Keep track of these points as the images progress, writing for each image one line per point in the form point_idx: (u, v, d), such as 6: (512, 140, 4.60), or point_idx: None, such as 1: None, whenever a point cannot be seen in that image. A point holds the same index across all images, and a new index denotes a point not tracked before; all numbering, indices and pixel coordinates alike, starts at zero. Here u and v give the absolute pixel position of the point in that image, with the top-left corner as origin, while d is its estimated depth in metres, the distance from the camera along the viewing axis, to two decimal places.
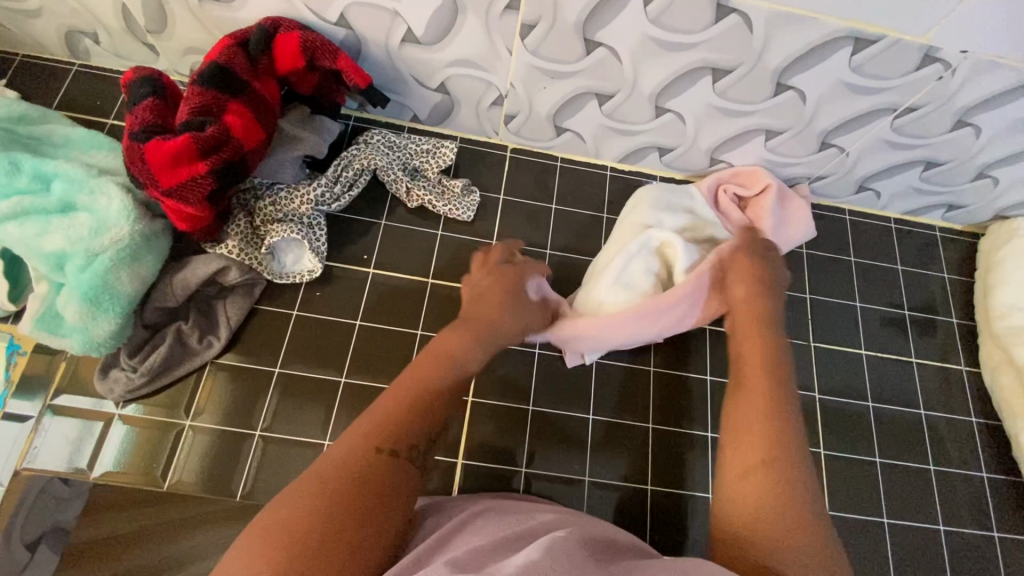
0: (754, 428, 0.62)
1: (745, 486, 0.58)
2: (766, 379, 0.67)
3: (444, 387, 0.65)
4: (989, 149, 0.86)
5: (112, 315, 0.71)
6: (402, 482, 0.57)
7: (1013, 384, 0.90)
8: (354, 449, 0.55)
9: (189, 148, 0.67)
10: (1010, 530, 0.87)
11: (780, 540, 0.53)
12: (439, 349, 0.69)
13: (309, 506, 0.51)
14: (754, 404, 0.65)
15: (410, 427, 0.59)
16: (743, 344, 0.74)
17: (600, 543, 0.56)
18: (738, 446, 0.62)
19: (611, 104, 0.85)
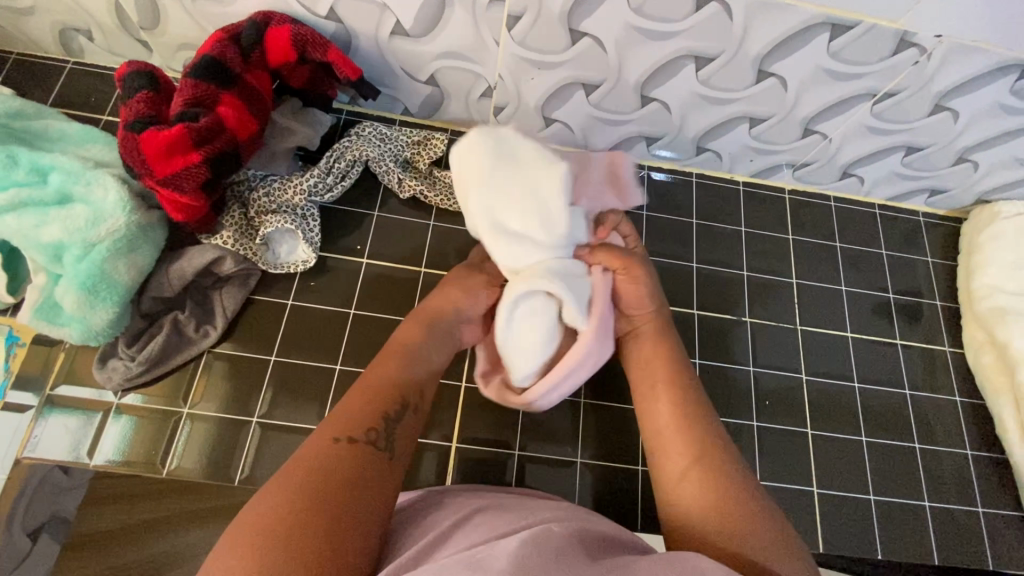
0: (676, 440, 0.67)
1: (683, 487, 0.63)
2: (676, 389, 0.71)
3: (401, 376, 0.68)
4: (967, 133, 0.88)
5: (109, 304, 0.72)
6: (368, 462, 0.58)
7: (994, 363, 0.93)
8: (317, 444, 0.58)
9: (182, 138, 0.69)
10: (994, 506, 0.89)
11: (728, 531, 0.58)
12: (393, 348, 0.72)
13: (279, 495, 0.53)
14: (668, 422, 0.68)
15: (366, 417, 0.62)
16: (645, 352, 0.77)
17: (592, 535, 0.56)
18: (665, 453, 0.67)
19: (597, 94, 0.86)
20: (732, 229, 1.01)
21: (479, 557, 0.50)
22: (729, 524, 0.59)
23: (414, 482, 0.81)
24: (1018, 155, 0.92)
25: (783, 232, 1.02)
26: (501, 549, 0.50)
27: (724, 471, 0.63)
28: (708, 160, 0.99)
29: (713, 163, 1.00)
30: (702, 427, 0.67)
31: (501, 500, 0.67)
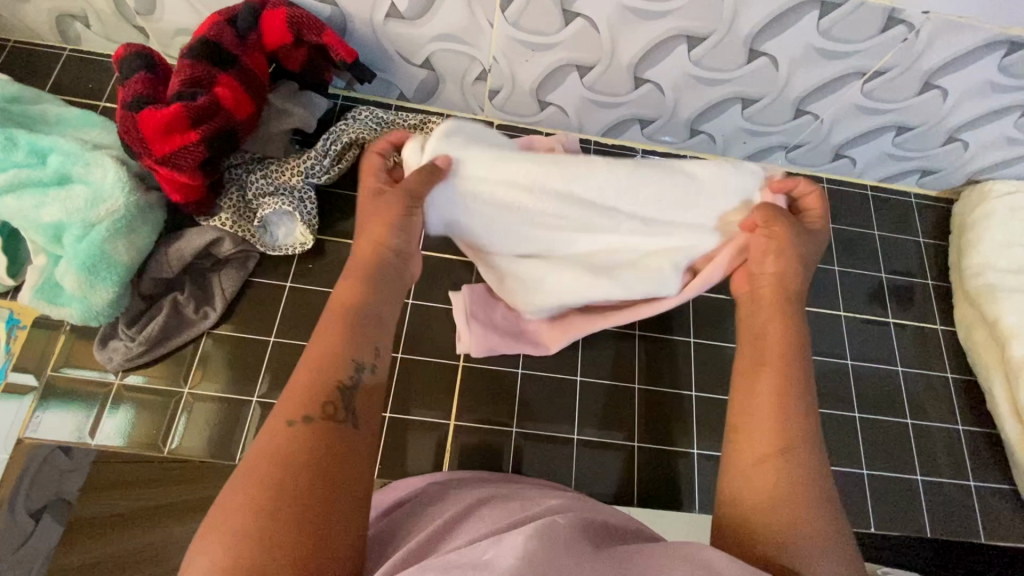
0: (766, 419, 0.62)
1: (753, 466, 0.60)
2: (783, 371, 0.65)
3: (349, 339, 0.61)
4: (957, 111, 0.89)
5: (110, 284, 0.73)
6: (329, 440, 0.53)
7: (985, 339, 0.94)
8: (270, 433, 0.53)
9: (180, 117, 0.69)
10: (986, 480, 0.91)
11: (787, 525, 0.55)
12: (333, 309, 0.64)
13: (240, 495, 0.49)
14: (763, 401, 0.63)
15: (316, 391, 0.56)
16: (763, 326, 0.70)
17: (596, 526, 0.53)
18: (750, 432, 0.62)
19: (591, 76, 0.87)
20: None
21: (480, 555, 0.46)
22: (789, 519, 0.55)
23: (413, 460, 0.82)
24: (1008, 134, 0.93)
25: None
26: (502, 544, 0.46)
27: (812, 473, 0.58)
28: (702, 143, 1.00)
29: (707, 146, 1.01)
30: (796, 416, 0.62)
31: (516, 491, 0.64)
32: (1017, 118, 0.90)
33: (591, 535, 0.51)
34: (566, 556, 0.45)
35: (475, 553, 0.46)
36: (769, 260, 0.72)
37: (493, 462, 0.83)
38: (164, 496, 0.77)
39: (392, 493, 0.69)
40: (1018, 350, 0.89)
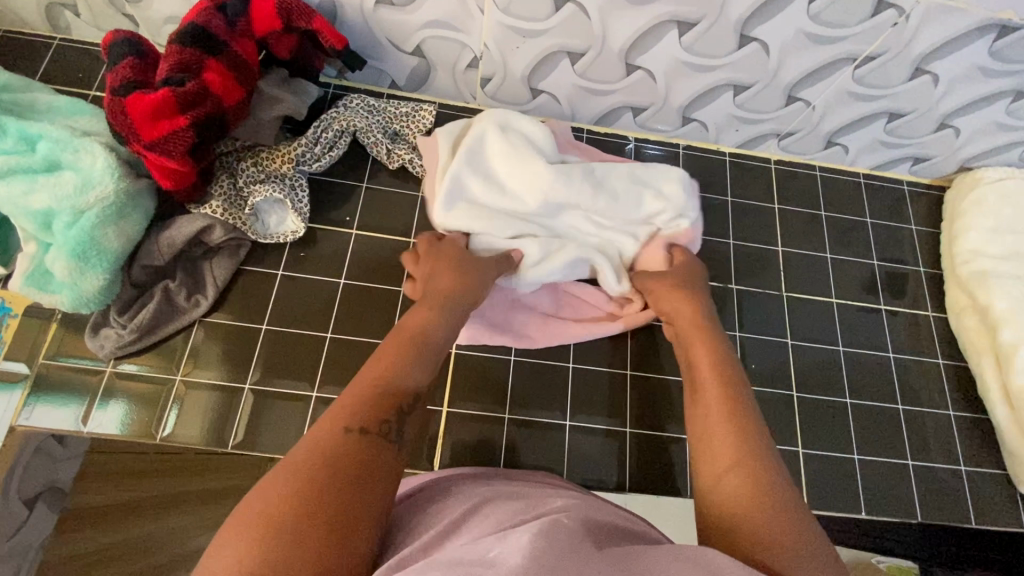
0: (719, 436, 0.62)
1: (712, 473, 0.59)
2: (723, 385, 0.67)
3: (408, 365, 0.64)
4: (948, 97, 0.89)
5: (100, 271, 0.74)
6: (378, 459, 0.53)
7: (976, 325, 0.94)
8: (323, 432, 0.53)
9: (169, 102, 0.69)
10: (977, 464, 0.91)
11: (754, 529, 0.52)
12: (401, 332, 0.69)
13: (279, 482, 0.48)
14: (715, 415, 0.64)
15: (379, 407, 0.57)
16: (693, 355, 0.74)
17: (603, 526, 0.51)
18: (706, 453, 0.61)
19: (583, 62, 0.87)
20: (718, 199, 1.02)
21: (485, 552, 0.44)
22: (758, 518, 0.53)
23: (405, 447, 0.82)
24: (999, 120, 0.93)
25: (769, 202, 1.04)
26: (508, 540, 0.44)
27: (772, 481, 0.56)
28: (694, 131, 1.00)
29: (699, 134, 1.01)
30: (748, 426, 0.62)
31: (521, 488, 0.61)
32: (1009, 103, 0.90)
33: (596, 533, 0.49)
34: (573, 553, 0.43)
35: (480, 550, 0.44)
36: (674, 297, 0.81)
37: (487, 448, 0.83)
38: (160, 488, 0.78)
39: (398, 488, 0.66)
40: (1009, 335, 0.89)
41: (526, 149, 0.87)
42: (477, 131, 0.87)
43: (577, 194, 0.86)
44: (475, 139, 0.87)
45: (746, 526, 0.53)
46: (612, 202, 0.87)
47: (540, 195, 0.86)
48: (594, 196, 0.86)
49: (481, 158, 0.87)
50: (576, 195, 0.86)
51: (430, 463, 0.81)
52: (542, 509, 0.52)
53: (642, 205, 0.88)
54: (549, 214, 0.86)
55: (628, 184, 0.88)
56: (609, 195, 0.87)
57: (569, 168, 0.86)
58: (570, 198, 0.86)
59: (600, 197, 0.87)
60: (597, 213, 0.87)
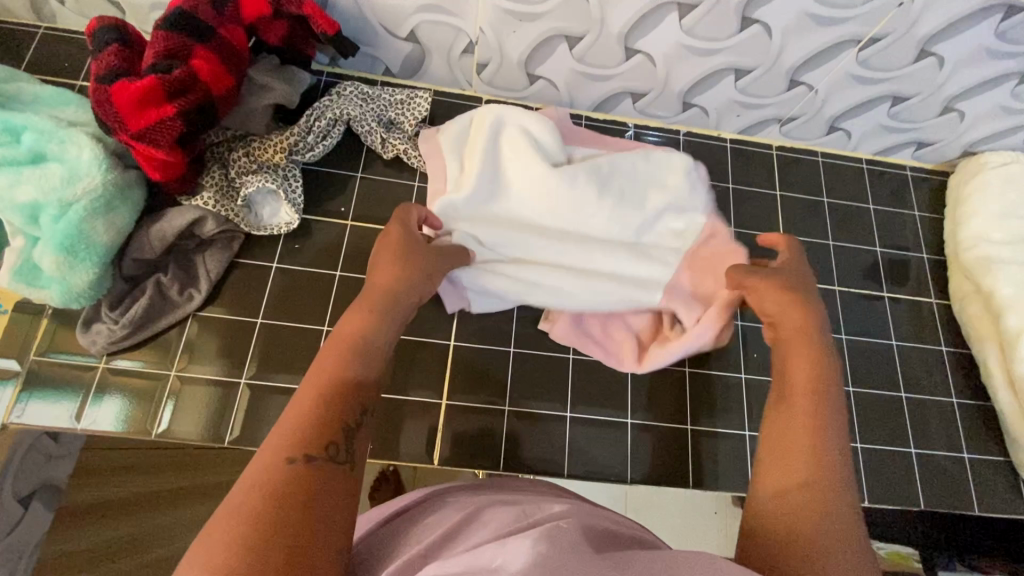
0: (795, 446, 0.57)
1: (782, 470, 0.56)
2: (815, 398, 0.61)
3: (352, 369, 0.55)
4: (953, 79, 0.87)
5: (90, 265, 0.72)
6: (327, 485, 0.47)
7: (980, 312, 0.93)
8: (264, 466, 0.46)
9: (156, 90, 0.67)
10: (980, 452, 0.91)
11: (812, 551, 0.49)
12: (335, 339, 0.59)
13: (219, 539, 0.42)
14: (795, 428, 0.59)
15: (320, 428, 0.50)
16: (788, 359, 0.67)
17: (602, 532, 0.50)
18: (778, 462, 0.57)
19: (581, 47, 0.85)
20: (719, 186, 1.01)
21: (489, 561, 0.43)
22: (814, 523, 0.51)
23: (404, 442, 0.81)
24: (1005, 102, 0.91)
25: (771, 189, 1.02)
26: (509, 548, 0.43)
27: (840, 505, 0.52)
28: (695, 117, 0.99)
29: (700, 120, 0.99)
30: (829, 441, 0.57)
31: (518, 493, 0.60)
32: (1014, 85, 0.88)
33: (592, 535, 0.48)
34: (576, 555, 0.43)
35: (482, 559, 0.43)
36: (771, 298, 0.73)
37: (486, 442, 0.82)
38: (161, 483, 0.79)
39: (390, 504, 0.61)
40: (1013, 321, 0.88)
41: (535, 162, 0.84)
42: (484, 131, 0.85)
43: (591, 206, 0.84)
44: (484, 161, 0.84)
45: (795, 522, 0.51)
46: (624, 210, 0.85)
47: (557, 214, 0.84)
48: (606, 205, 0.84)
49: (491, 183, 0.85)
50: (592, 207, 0.84)
51: (429, 457, 0.81)
52: (536, 515, 0.51)
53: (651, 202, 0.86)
54: (566, 230, 0.85)
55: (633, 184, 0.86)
56: (622, 200, 0.85)
57: (579, 175, 0.84)
58: (584, 210, 0.84)
59: (614, 205, 0.84)
60: (614, 219, 0.84)
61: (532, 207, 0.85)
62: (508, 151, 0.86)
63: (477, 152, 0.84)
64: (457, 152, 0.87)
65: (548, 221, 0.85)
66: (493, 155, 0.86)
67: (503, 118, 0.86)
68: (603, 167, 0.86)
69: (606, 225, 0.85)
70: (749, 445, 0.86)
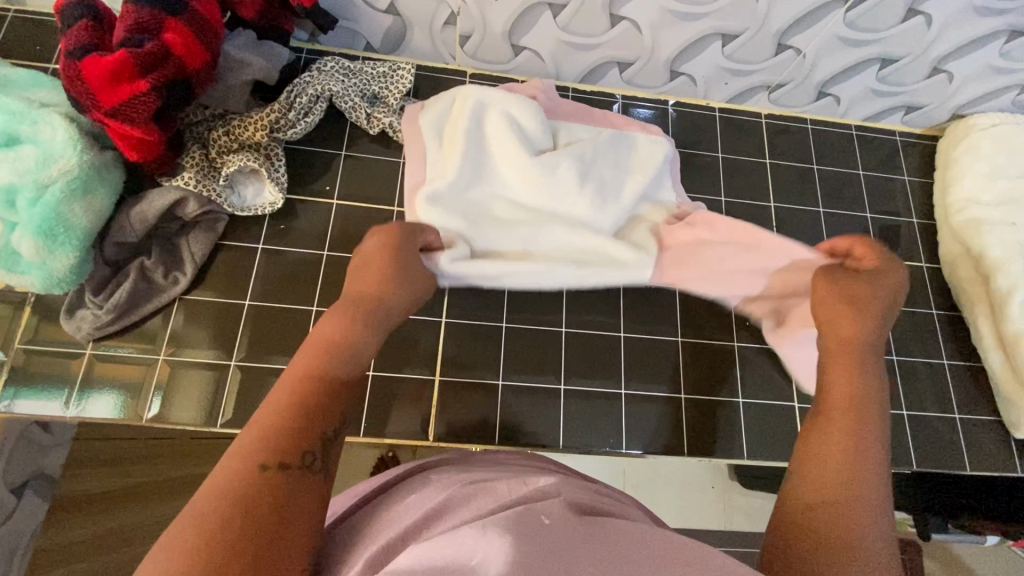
0: (834, 465, 0.54)
1: (816, 480, 0.53)
2: (854, 423, 0.56)
3: (333, 370, 0.53)
4: (942, 39, 0.87)
5: (69, 248, 0.71)
6: (298, 492, 0.45)
7: (970, 275, 0.93)
8: (232, 472, 0.44)
9: (128, 65, 0.65)
10: (972, 412, 0.91)
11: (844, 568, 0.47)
12: (315, 342, 0.56)
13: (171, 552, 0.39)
14: (836, 451, 0.54)
15: (297, 434, 0.47)
16: (828, 380, 0.61)
17: (586, 506, 0.50)
18: (813, 479, 0.54)
19: (565, 15, 0.84)
20: (709, 156, 1.00)
21: (468, 557, 0.41)
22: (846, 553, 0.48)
23: (398, 421, 0.80)
24: (993, 63, 0.91)
25: (760, 157, 1.01)
26: (486, 539, 0.42)
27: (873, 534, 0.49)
28: (682, 86, 0.97)
29: (687, 89, 0.98)
30: (867, 452, 0.54)
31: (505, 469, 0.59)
32: (1002, 44, 0.88)
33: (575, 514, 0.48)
34: (555, 549, 0.42)
35: (462, 552, 0.41)
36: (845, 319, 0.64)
37: (481, 417, 0.82)
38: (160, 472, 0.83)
39: (376, 479, 0.62)
40: (1003, 282, 0.88)
41: (519, 149, 0.82)
42: (470, 112, 0.83)
43: (571, 197, 0.82)
44: (466, 148, 0.82)
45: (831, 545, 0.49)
46: (603, 200, 0.83)
47: (537, 201, 0.82)
48: (588, 195, 0.82)
49: (474, 170, 0.83)
50: (572, 196, 0.82)
51: (424, 434, 0.80)
52: (523, 492, 0.50)
53: (628, 191, 0.84)
54: (547, 221, 0.82)
55: (612, 175, 0.85)
56: (603, 191, 0.83)
57: (561, 162, 0.82)
58: (565, 200, 0.82)
59: (593, 195, 0.82)
60: (595, 210, 0.82)
61: (513, 195, 0.83)
62: (492, 137, 0.83)
63: (460, 137, 0.82)
64: (440, 134, 0.85)
65: (530, 208, 0.83)
66: (475, 140, 0.83)
67: (486, 103, 0.83)
68: (585, 154, 0.84)
69: (587, 215, 0.82)
70: (743, 412, 0.86)
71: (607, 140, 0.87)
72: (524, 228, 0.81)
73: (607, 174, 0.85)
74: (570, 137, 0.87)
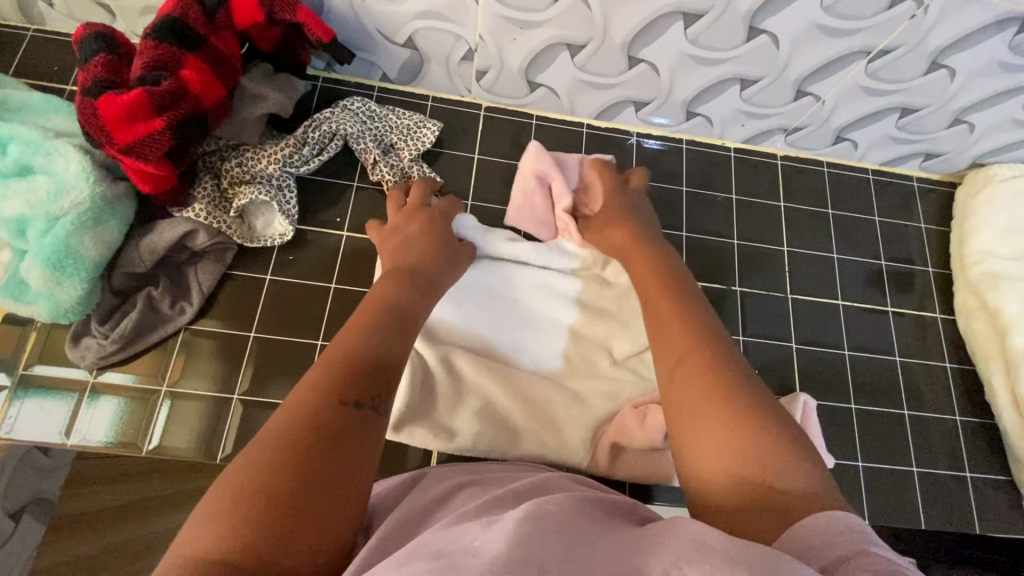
0: (684, 363, 0.53)
1: (693, 426, 0.49)
2: (679, 309, 0.59)
3: (387, 334, 0.54)
4: (964, 92, 0.85)
5: (77, 280, 0.71)
6: (364, 434, 0.45)
7: (986, 329, 0.91)
8: (310, 401, 0.45)
9: (144, 104, 0.66)
10: (983, 471, 0.90)
11: (768, 475, 0.45)
12: (373, 301, 0.58)
13: (230, 495, 0.40)
14: (677, 357, 0.54)
15: (357, 377, 0.48)
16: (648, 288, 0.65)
17: (593, 500, 0.51)
18: (687, 419, 0.50)
19: (583, 56, 0.83)
20: (723, 197, 0.99)
21: (470, 542, 0.42)
22: (757, 464, 0.46)
23: (400, 458, 0.79)
24: (1015, 115, 0.89)
25: (775, 200, 1.00)
26: (492, 530, 0.42)
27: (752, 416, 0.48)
28: (698, 126, 0.96)
29: (703, 129, 0.97)
30: (698, 325, 0.57)
31: (515, 482, 0.60)
32: None
33: (579, 506, 0.48)
34: (560, 538, 0.42)
35: (466, 538, 0.42)
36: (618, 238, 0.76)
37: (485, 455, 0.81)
38: (140, 491, 0.74)
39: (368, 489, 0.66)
40: (1019, 340, 0.87)
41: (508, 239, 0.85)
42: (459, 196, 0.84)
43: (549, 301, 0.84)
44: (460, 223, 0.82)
45: (751, 471, 0.45)
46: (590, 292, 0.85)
47: (520, 300, 0.84)
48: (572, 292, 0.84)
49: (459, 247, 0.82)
50: (552, 332, 0.83)
51: None
52: (518, 492, 0.55)
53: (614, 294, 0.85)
54: (526, 328, 0.83)
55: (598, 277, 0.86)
56: (591, 287, 0.85)
57: (546, 300, 0.84)
58: (547, 299, 0.84)
59: (574, 338, 0.83)
60: (573, 355, 0.82)
61: (494, 319, 0.82)
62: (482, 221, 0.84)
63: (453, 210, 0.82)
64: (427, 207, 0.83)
65: (513, 296, 0.84)
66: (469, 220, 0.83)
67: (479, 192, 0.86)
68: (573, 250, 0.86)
69: (564, 359, 0.82)
70: None
71: (600, 263, 0.86)
72: (517, 304, 0.83)
73: (601, 271, 0.86)
74: (569, 264, 0.86)
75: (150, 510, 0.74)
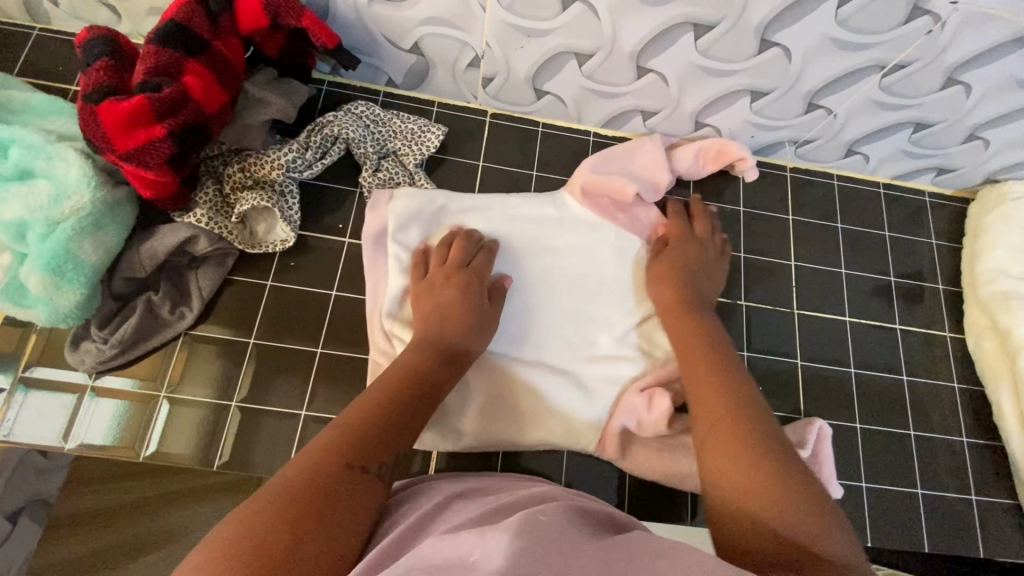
0: (730, 436, 0.60)
1: (746, 489, 0.56)
2: (711, 363, 0.69)
3: (401, 405, 0.61)
4: (980, 108, 0.83)
5: (76, 285, 0.71)
6: (360, 496, 0.52)
7: (995, 350, 0.90)
8: (322, 459, 0.52)
9: (144, 110, 0.66)
10: (989, 495, 0.88)
11: (812, 538, 0.51)
12: (400, 367, 0.66)
13: (231, 537, 0.46)
14: (724, 426, 0.61)
15: (365, 443, 0.55)
16: (687, 344, 0.74)
17: (590, 516, 0.50)
18: (734, 480, 0.57)
19: (591, 64, 0.82)
20: (730, 209, 0.97)
21: (467, 554, 0.41)
22: (808, 530, 0.52)
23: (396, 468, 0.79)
24: None
25: (783, 213, 0.99)
26: (487, 540, 0.42)
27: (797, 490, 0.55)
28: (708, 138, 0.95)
29: None
30: (732, 382, 0.67)
31: (516, 493, 0.59)
32: None
33: (569, 516, 0.47)
34: (553, 550, 0.41)
35: (462, 551, 0.41)
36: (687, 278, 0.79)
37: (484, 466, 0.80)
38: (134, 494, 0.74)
39: None
40: None
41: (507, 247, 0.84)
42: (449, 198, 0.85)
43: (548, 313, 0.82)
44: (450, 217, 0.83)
45: (796, 535, 0.52)
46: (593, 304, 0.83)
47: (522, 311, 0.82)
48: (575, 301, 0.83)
49: None
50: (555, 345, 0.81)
51: None
52: (515, 501, 0.55)
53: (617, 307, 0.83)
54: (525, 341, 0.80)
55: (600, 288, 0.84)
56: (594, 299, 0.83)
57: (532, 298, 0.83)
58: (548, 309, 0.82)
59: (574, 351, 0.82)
60: (555, 340, 0.81)
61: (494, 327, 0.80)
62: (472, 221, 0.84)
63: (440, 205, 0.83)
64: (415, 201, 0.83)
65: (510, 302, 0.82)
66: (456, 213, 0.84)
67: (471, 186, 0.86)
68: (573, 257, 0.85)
69: (547, 346, 0.81)
70: None
71: (604, 275, 0.84)
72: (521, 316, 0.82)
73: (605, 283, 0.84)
74: (549, 252, 0.85)
75: (149, 509, 0.74)
